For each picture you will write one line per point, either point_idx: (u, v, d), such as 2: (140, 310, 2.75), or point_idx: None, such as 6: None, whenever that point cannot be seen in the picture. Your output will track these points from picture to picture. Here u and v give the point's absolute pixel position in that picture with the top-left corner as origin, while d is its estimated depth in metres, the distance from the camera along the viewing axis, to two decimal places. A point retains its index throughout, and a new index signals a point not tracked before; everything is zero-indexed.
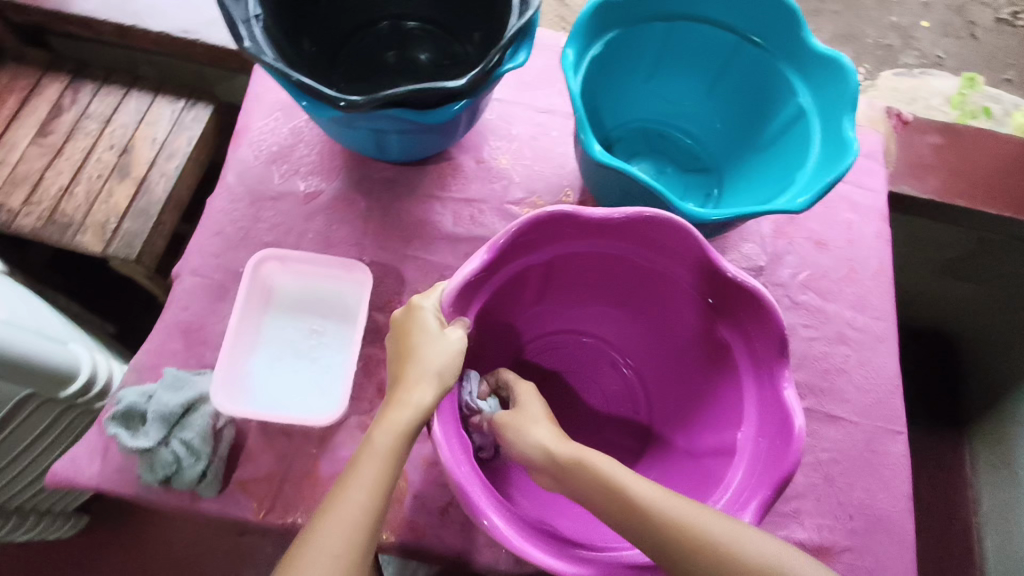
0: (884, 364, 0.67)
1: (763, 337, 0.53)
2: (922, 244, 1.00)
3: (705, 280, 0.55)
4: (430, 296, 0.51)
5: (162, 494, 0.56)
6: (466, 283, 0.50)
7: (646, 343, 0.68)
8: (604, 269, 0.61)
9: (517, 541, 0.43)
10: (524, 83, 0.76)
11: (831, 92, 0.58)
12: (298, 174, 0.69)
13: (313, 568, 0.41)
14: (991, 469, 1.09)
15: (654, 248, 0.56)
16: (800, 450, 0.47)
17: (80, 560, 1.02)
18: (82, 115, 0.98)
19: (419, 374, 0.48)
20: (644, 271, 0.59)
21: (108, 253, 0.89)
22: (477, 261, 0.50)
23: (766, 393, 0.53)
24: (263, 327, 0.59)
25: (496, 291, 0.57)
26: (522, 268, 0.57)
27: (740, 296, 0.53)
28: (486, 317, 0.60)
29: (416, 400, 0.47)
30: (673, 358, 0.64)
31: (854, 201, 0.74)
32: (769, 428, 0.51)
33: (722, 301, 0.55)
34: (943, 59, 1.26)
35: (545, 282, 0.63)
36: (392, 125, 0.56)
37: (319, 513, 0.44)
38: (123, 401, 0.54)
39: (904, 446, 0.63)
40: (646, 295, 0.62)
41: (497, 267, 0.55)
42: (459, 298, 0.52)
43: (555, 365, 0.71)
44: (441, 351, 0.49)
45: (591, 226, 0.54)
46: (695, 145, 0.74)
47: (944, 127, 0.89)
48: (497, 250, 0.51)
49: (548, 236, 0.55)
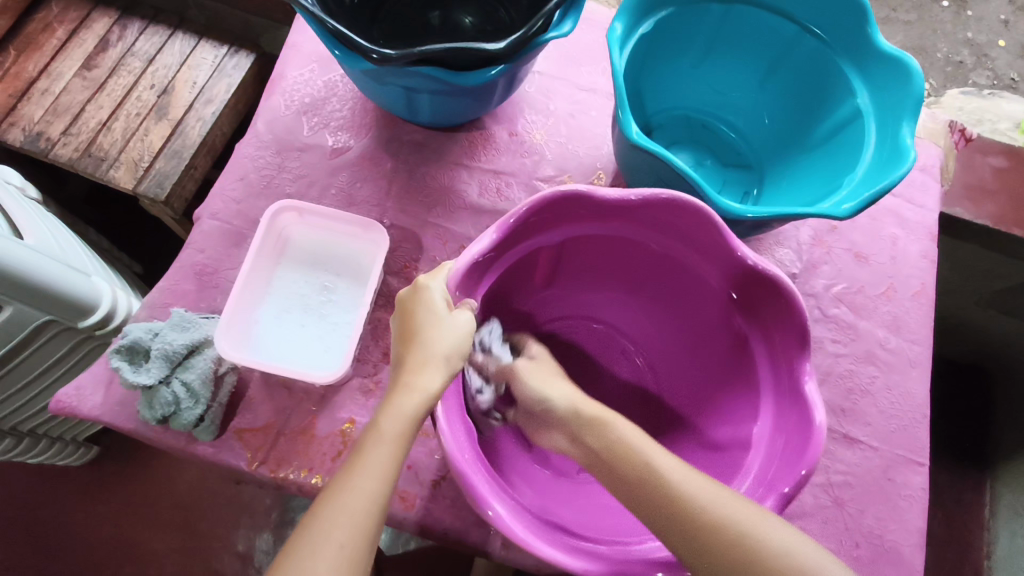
0: (914, 390, 0.63)
1: (783, 331, 0.51)
2: (969, 272, 0.95)
3: (726, 269, 0.53)
4: (438, 277, 0.49)
5: (159, 432, 0.56)
6: (476, 259, 0.48)
7: (659, 333, 0.66)
8: (621, 253, 0.59)
9: (520, 532, 0.41)
10: (568, 58, 0.73)
11: (893, 94, 0.54)
12: (328, 128, 0.68)
13: (316, 559, 0.37)
14: (1013, 515, 1.04)
15: (674, 234, 0.54)
16: (819, 450, 0.45)
17: (85, 488, 1.04)
18: (128, 52, 0.98)
19: (425, 360, 0.46)
20: (660, 258, 0.57)
21: (138, 190, 0.89)
22: (490, 238, 0.48)
23: (784, 388, 0.51)
24: (274, 278, 0.59)
25: (508, 268, 0.56)
26: (536, 248, 0.56)
27: (762, 287, 0.51)
28: (497, 296, 0.58)
29: (423, 386, 0.45)
30: (690, 349, 0.63)
31: (902, 216, 0.70)
32: (786, 425, 0.49)
33: (743, 290, 0.53)
34: (1017, 83, 1.19)
35: (558, 264, 0.61)
36: (424, 84, 0.55)
37: (321, 500, 0.40)
38: (128, 334, 0.53)
39: (924, 479, 0.60)
40: (662, 283, 0.60)
41: (511, 245, 0.53)
42: (469, 275, 0.50)
43: (563, 352, 0.70)
44: (451, 337, 0.47)
45: (609, 208, 0.52)
46: (738, 139, 0.71)
47: (1010, 149, 0.84)
48: (512, 227, 0.49)
49: (565, 217, 0.53)
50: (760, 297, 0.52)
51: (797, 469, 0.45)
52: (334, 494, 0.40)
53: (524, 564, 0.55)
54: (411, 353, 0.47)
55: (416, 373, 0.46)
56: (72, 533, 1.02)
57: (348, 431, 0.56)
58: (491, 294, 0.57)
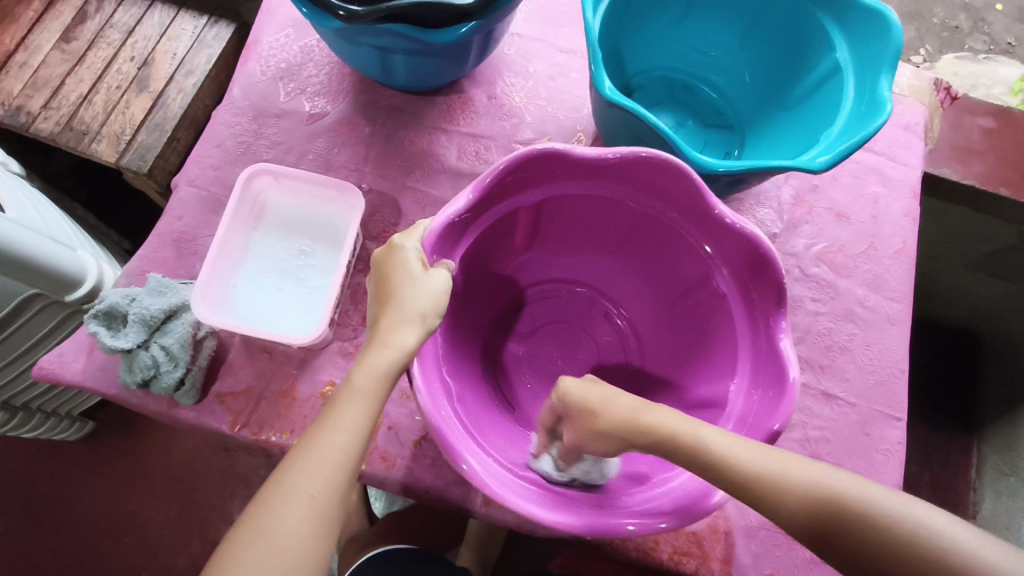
0: (893, 346, 0.63)
1: (759, 287, 0.51)
2: (958, 235, 0.95)
3: (701, 223, 0.53)
4: (413, 236, 0.48)
5: (141, 397, 0.56)
6: (451, 220, 0.48)
7: (641, 294, 0.66)
8: (600, 214, 0.59)
9: (494, 487, 0.41)
10: (548, 20, 0.72)
11: (872, 47, 0.54)
12: (305, 94, 0.67)
13: (285, 510, 0.38)
14: (998, 475, 1.05)
15: (653, 190, 0.53)
16: (792, 405, 0.45)
17: (82, 462, 1.05)
18: (106, 24, 0.96)
19: (401, 318, 0.45)
20: (638, 218, 0.57)
21: (121, 164, 0.88)
22: (465, 198, 0.48)
23: (760, 345, 0.51)
24: (251, 243, 0.59)
25: (486, 231, 0.55)
26: (514, 210, 0.55)
27: (738, 243, 0.51)
28: (477, 258, 0.59)
29: (398, 342, 0.44)
30: (668, 309, 0.63)
31: (885, 174, 0.70)
32: (761, 379, 0.50)
33: (719, 244, 0.53)
34: (1014, 47, 1.17)
35: (539, 225, 0.61)
36: (397, 44, 0.54)
37: (293, 453, 0.40)
38: (105, 300, 0.53)
39: (901, 434, 0.60)
40: (643, 243, 0.60)
41: (487, 207, 0.53)
42: (445, 236, 0.50)
43: (545, 316, 0.70)
44: (427, 295, 0.46)
45: (588, 165, 0.52)
46: (720, 99, 0.70)
47: (998, 110, 0.83)
48: (486, 188, 0.49)
49: (540, 176, 0.53)
50: (738, 253, 0.52)
51: (769, 425, 0.46)
52: (307, 446, 0.40)
53: (505, 520, 0.56)
54: (386, 311, 0.45)
55: (391, 330, 0.44)
56: (72, 507, 1.03)
57: (328, 394, 0.57)
58: (471, 255, 0.57)
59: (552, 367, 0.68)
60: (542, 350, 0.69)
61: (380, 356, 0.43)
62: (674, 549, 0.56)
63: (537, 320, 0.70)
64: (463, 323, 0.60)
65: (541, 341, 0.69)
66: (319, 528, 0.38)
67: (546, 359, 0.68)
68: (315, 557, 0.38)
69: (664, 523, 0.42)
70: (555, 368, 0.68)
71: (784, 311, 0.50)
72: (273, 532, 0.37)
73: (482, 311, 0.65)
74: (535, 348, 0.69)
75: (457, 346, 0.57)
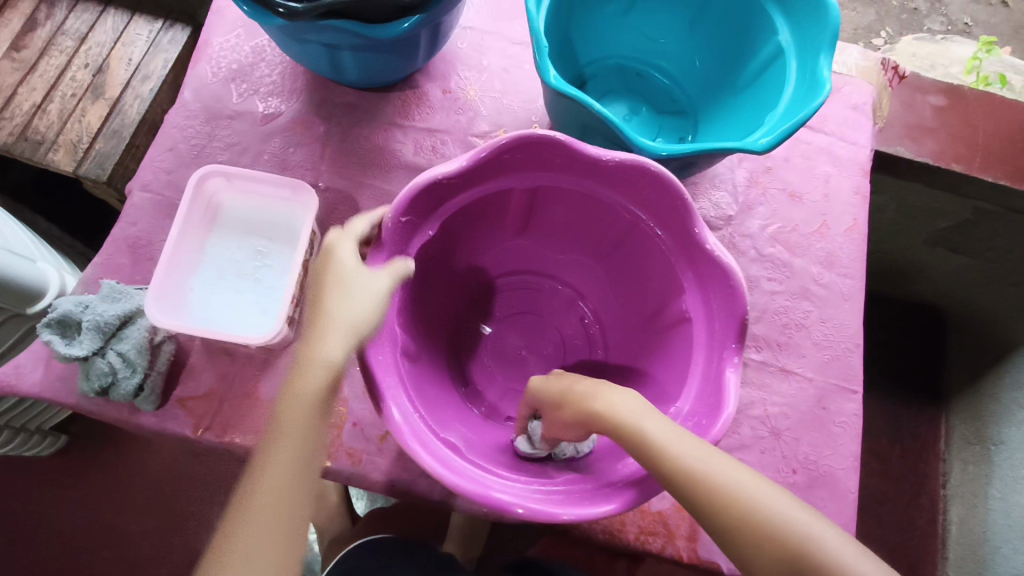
0: (848, 322, 0.65)
1: (722, 317, 0.50)
2: (917, 212, 0.97)
3: (680, 241, 0.53)
4: (341, 237, 0.50)
5: (100, 405, 0.56)
6: (410, 200, 0.48)
7: (614, 301, 0.66)
8: (587, 214, 0.58)
9: (449, 475, 0.41)
10: (500, 12, 0.73)
11: (811, 28, 0.55)
12: (258, 94, 0.67)
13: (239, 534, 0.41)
14: (965, 445, 1.08)
15: (641, 199, 0.53)
16: (720, 433, 0.45)
17: (56, 478, 1.04)
18: (58, 31, 0.95)
19: (330, 330, 0.46)
20: (621, 224, 0.57)
21: (79, 172, 0.87)
22: (456, 163, 0.49)
23: (709, 373, 0.50)
24: (205, 245, 0.58)
25: (465, 211, 0.55)
26: (487, 198, 0.55)
27: (714, 270, 0.50)
28: (448, 241, 0.59)
29: (328, 351, 0.46)
30: (634, 322, 0.63)
31: (835, 154, 0.71)
32: (700, 408, 0.48)
33: (693, 266, 0.53)
34: (970, 27, 1.21)
35: (524, 216, 0.60)
36: (342, 40, 0.54)
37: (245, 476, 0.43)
38: (58, 308, 0.53)
39: (857, 406, 0.62)
40: (623, 251, 0.60)
41: (451, 197, 0.52)
42: (419, 208, 0.50)
43: (516, 303, 0.71)
44: (352, 298, 0.46)
45: (583, 163, 0.51)
46: (672, 86, 0.71)
47: (947, 88, 0.85)
48: (479, 161, 0.49)
49: (532, 164, 0.53)
50: (709, 280, 0.51)
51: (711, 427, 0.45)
52: (252, 472, 0.43)
53: (476, 511, 0.56)
54: (321, 326, 0.47)
55: (320, 344, 0.46)
56: (49, 523, 1.02)
57: None
58: (435, 242, 0.56)
59: (516, 357, 0.69)
60: (505, 336, 0.70)
61: (309, 379, 0.45)
62: (641, 529, 0.57)
63: (508, 307, 0.71)
64: (427, 317, 0.60)
65: (509, 329, 0.70)
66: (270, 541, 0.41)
67: (509, 348, 0.69)
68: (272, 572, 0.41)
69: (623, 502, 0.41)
70: (519, 358, 0.69)
71: (740, 347, 0.48)
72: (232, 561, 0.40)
73: (448, 299, 0.65)
74: (501, 333, 0.70)
75: (423, 339, 0.57)
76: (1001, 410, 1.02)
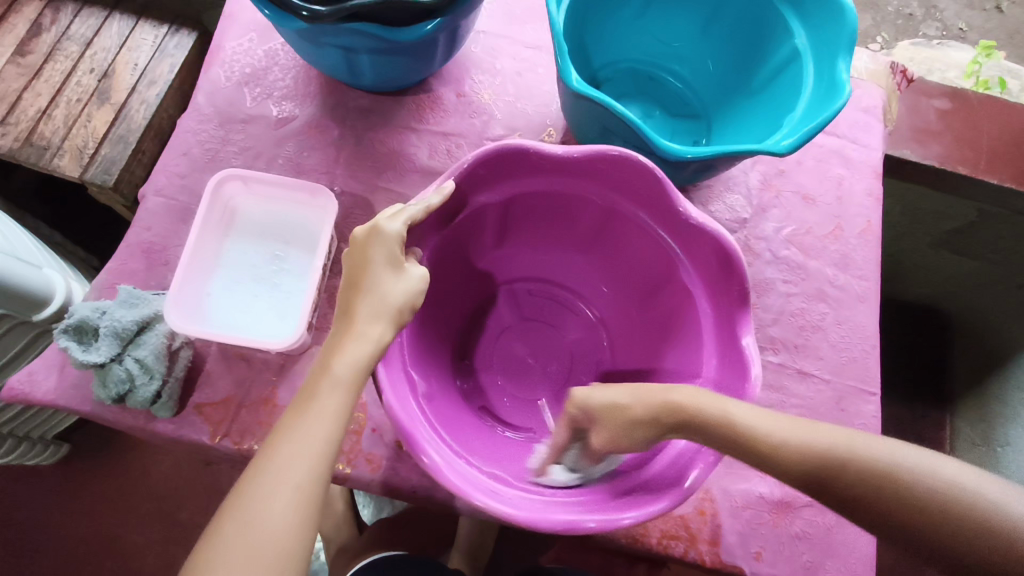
0: (864, 323, 0.65)
1: (732, 361, 0.49)
2: (921, 215, 0.97)
3: (708, 275, 0.52)
4: (397, 220, 0.45)
5: (116, 412, 0.55)
6: (466, 170, 0.50)
7: (630, 347, 0.65)
8: (633, 245, 0.58)
9: (456, 480, 0.41)
10: (513, 16, 0.73)
11: (827, 31, 0.55)
12: (271, 98, 0.67)
13: (270, 500, 0.38)
14: (970, 447, 1.09)
15: (689, 243, 0.53)
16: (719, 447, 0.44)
17: (59, 488, 1.02)
18: (63, 36, 0.94)
19: (376, 311, 0.43)
20: (648, 247, 0.56)
21: (85, 178, 0.86)
22: (552, 150, 0.50)
23: (719, 400, 0.49)
24: (222, 250, 0.58)
25: (499, 206, 0.56)
26: (525, 197, 0.56)
27: (736, 357, 0.48)
28: (490, 226, 0.60)
29: (371, 333, 0.43)
30: (644, 350, 0.62)
31: (847, 156, 0.72)
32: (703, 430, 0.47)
33: (720, 335, 0.51)
34: (965, 32, 1.23)
35: (571, 227, 0.61)
36: (361, 43, 0.54)
37: (272, 443, 0.40)
38: (74, 314, 0.52)
39: (875, 407, 0.62)
40: (656, 293, 0.59)
41: (501, 181, 0.54)
42: (492, 170, 0.52)
43: (539, 313, 0.70)
44: (406, 289, 0.45)
45: (646, 192, 0.52)
46: (685, 89, 0.71)
47: (951, 91, 0.86)
48: (542, 155, 0.51)
49: (577, 172, 0.53)
50: (728, 363, 0.50)
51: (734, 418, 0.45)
52: (284, 437, 0.40)
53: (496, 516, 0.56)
54: (358, 303, 0.44)
55: (368, 322, 0.43)
56: (53, 533, 1.01)
57: None
58: (460, 228, 0.56)
59: (521, 365, 0.68)
60: (514, 342, 0.70)
61: (353, 354, 0.42)
62: (663, 533, 0.56)
63: (523, 313, 0.70)
64: (434, 321, 0.61)
65: (520, 335, 0.70)
66: (305, 513, 0.39)
67: (513, 354, 0.69)
68: (302, 547, 0.38)
69: (629, 517, 0.41)
70: (524, 366, 0.68)
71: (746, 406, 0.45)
72: (259, 522, 0.38)
73: (467, 288, 0.66)
74: (511, 339, 0.70)
75: (426, 341, 0.57)
76: (1007, 410, 1.02)
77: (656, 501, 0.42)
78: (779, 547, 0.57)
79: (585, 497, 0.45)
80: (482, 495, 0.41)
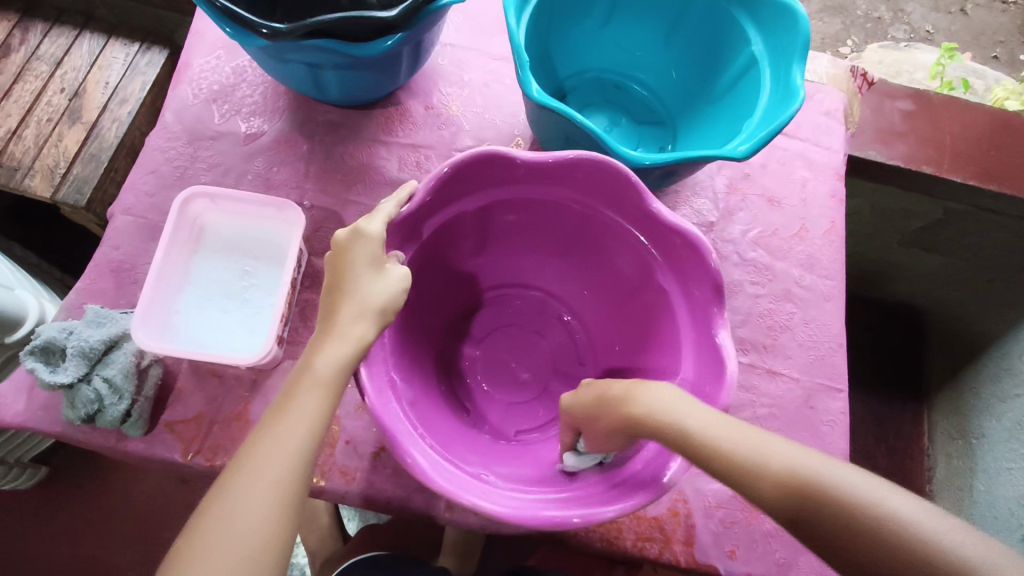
0: (830, 323, 0.66)
1: (703, 371, 0.49)
2: (890, 214, 0.99)
3: (686, 279, 0.52)
4: (375, 221, 0.46)
5: (87, 433, 0.55)
6: (443, 177, 0.49)
7: (610, 352, 0.65)
8: (618, 254, 0.58)
9: (443, 482, 0.41)
10: (480, 28, 0.74)
11: (782, 39, 0.56)
12: (240, 114, 0.67)
13: (246, 499, 0.37)
14: (948, 440, 1.10)
15: (668, 250, 0.53)
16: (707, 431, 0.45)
17: (36, 512, 1.01)
18: (32, 56, 0.94)
19: (357, 313, 0.44)
20: (628, 251, 0.57)
21: (57, 199, 0.85)
22: (533, 157, 0.50)
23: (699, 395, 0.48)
24: (192, 267, 0.58)
25: (481, 212, 0.57)
26: (501, 203, 0.56)
27: (711, 357, 0.48)
28: (479, 228, 0.60)
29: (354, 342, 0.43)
30: (624, 355, 0.62)
31: (810, 159, 0.73)
32: None
33: (697, 338, 0.51)
34: (931, 35, 1.26)
35: (558, 234, 0.61)
36: (326, 59, 0.54)
37: (252, 441, 0.40)
38: (41, 335, 0.52)
39: (843, 404, 0.63)
40: (638, 299, 0.59)
41: (484, 185, 0.53)
42: (474, 175, 0.52)
43: (524, 320, 0.71)
44: (389, 289, 0.45)
45: (623, 196, 0.52)
46: (650, 97, 0.73)
47: (914, 93, 0.88)
48: (524, 163, 0.51)
49: (555, 179, 0.54)
50: (702, 365, 0.49)
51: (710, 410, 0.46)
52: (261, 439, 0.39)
53: (472, 524, 0.56)
54: (342, 308, 0.44)
55: (351, 323, 0.43)
56: (33, 557, 0.99)
57: None
58: (444, 233, 0.57)
59: (505, 370, 0.68)
60: (500, 348, 0.70)
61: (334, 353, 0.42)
62: (638, 535, 0.57)
63: (508, 319, 0.71)
64: (417, 325, 0.61)
65: (503, 341, 0.70)
66: (285, 511, 0.38)
67: (498, 358, 0.69)
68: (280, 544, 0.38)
69: (612, 511, 0.41)
70: (508, 371, 0.68)
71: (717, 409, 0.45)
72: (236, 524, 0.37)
73: (453, 292, 0.67)
74: (496, 344, 0.70)
75: (409, 346, 0.57)
76: (979, 402, 1.04)
77: (636, 495, 0.42)
78: (752, 546, 0.58)
79: (572, 495, 0.44)
80: (470, 493, 0.41)
